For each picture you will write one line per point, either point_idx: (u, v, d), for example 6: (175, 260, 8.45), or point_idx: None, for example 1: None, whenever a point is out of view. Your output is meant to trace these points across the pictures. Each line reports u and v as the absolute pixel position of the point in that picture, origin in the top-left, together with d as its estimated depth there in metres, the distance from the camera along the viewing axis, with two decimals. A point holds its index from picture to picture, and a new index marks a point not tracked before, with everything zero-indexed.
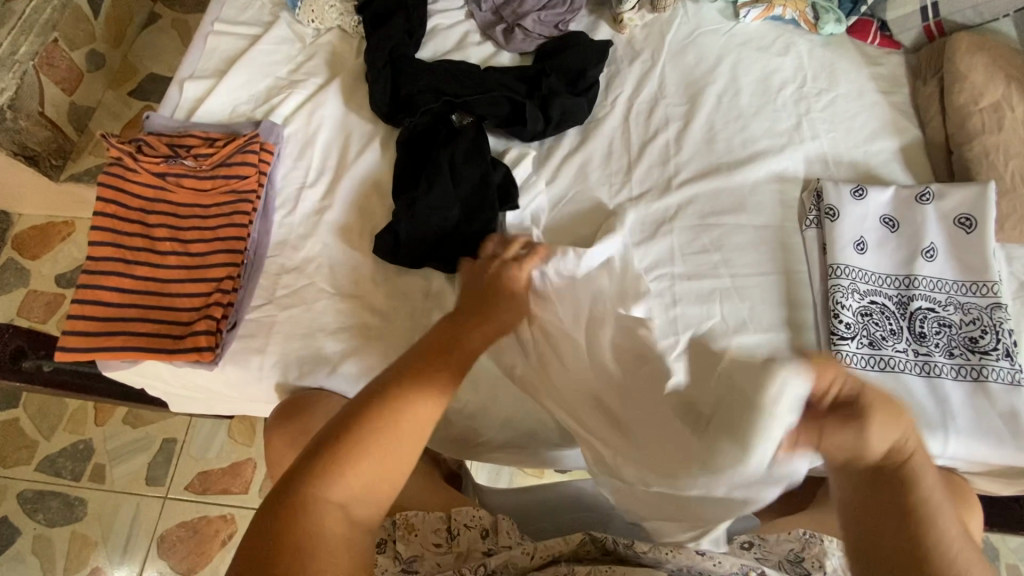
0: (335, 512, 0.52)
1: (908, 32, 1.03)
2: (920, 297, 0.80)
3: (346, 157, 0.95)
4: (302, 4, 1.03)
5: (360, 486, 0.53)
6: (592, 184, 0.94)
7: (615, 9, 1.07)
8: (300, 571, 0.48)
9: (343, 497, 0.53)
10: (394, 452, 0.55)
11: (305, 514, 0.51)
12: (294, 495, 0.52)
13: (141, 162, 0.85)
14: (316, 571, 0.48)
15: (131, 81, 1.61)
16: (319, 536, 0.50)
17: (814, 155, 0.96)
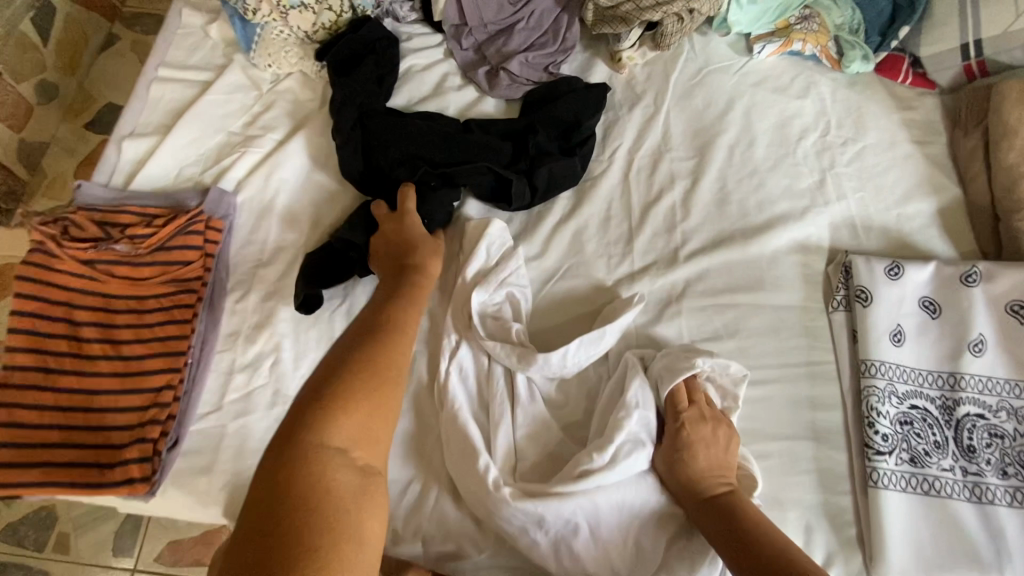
0: (338, 457, 0.49)
1: (945, 71, 0.91)
2: (968, 401, 0.70)
3: (308, 228, 0.83)
4: (256, 46, 0.90)
5: (358, 429, 0.52)
6: (588, 257, 0.83)
7: (613, 47, 0.94)
8: (316, 518, 0.45)
9: (344, 442, 0.51)
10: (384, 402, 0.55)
11: (305, 464, 0.47)
12: (298, 448, 0.49)
13: (66, 248, 0.73)
14: (332, 513, 0.45)
15: (88, 112, 1.48)
16: (326, 486, 0.47)
17: (841, 219, 0.84)
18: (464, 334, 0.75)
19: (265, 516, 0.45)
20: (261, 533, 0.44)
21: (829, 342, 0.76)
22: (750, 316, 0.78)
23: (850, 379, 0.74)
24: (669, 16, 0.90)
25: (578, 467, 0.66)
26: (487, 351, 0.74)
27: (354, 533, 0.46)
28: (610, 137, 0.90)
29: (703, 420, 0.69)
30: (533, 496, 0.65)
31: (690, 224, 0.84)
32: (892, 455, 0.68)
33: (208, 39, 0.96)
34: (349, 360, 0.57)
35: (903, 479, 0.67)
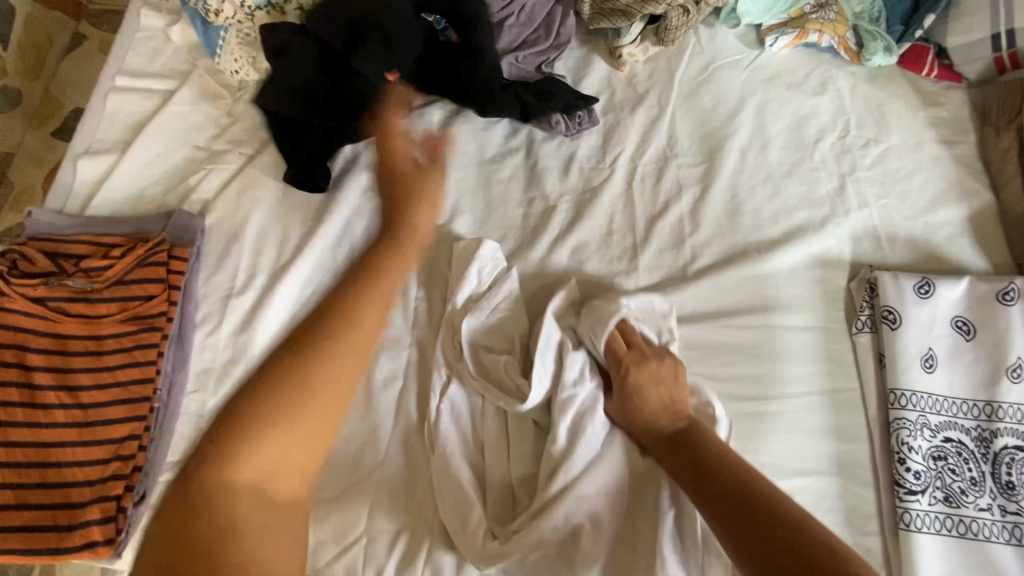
0: (248, 487, 0.51)
1: (974, 63, 0.83)
2: (1006, 433, 0.64)
3: (283, 251, 0.76)
4: (221, 51, 0.82)
5: (272, 461, 0.52)
6: (589, 276, 0.76)
7: (612, 43, 0.87)
8: (215, 545, 0.48)
9: (256, 473, 0.52)
10: (310, 428, 0.54)
11: (215, 494, 0.50)
12: (215, 446, 0.52)
13: (14, 285, 0.66)
14: (234, 548, 0.48)
15: (55, 118, 1.40)
16: (227, 522, 0.49)
17: (863, 229, 0.77)
18: (454, 369, 0.69)
19: (259, 428, 0.53)
20: (262, 441, 0.52)
21: (853, 366, 0.70)
22: (769, 339, 0.71)
23: (877, 408, 0.68)
24: (674, 9, 0.83)
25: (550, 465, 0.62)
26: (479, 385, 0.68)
27: (256, 561, 0.48)
28: (611, 142, 0.83)
29: (646, 359, 0.66)
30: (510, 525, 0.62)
31: (700, 238, 0.77)
32: (924, 494, 0.62)
33: (171, 42, 0.88)
34: (271, 370, 0.56)
35: (937, 520, 0.62)
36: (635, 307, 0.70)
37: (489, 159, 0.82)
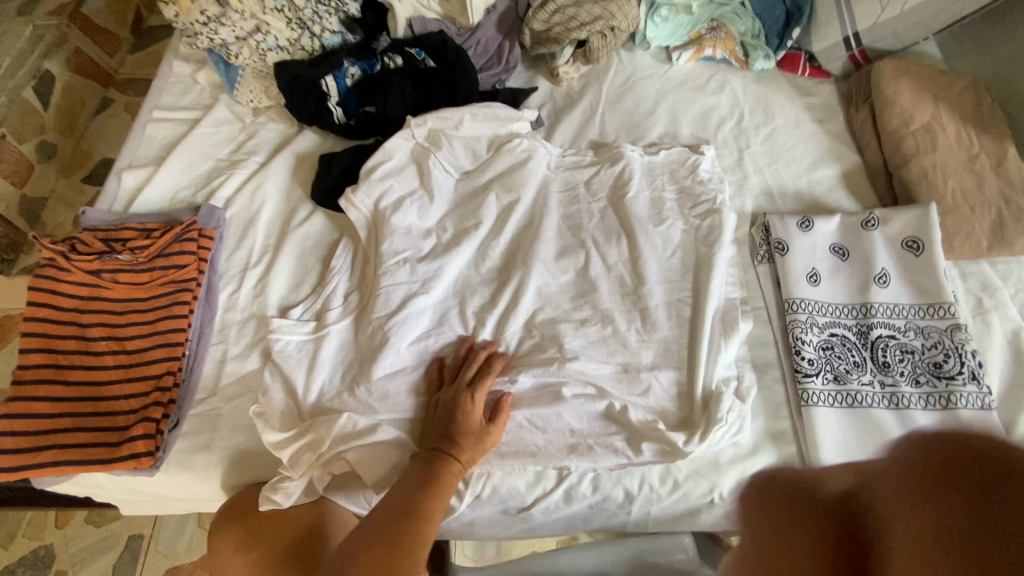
0: None
1: (835, 63, 1.06)
2: (880, 325, 0.80)
3: (289, 227, 0.94)
4: (239, 85, 1.03)
5: None
6: (552, 229, 0.91)
7: (550, 65, 1.08)
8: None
9: None
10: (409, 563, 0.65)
11: None
12: None
13: (74, 261, 0.83)
14: None
15: (85, 166, 1.62)
16: None
17: (759, 191, 0.96)
18: (461, 296, 0.87)
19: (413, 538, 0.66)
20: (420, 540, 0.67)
21: (756, 289, 0.87)
22: (707, 272, 0.85)
23: (778, 317, 0.84)
24: (594, 35, 1.03)
25: (513, 291, 0.86)
26: (462, 288, 0.88)
27: None
28: (553, 139, 1.03)
29: (620, 275, 0.87)
30: (528, 285, 0.86)
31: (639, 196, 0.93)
32: (818, 376, 0.78)
33: (197, 83, 1.09)
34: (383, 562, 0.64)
35: (830, 396, 0.77)
36: (558, 206, 0.93)
37: (479, 167, 0.96)
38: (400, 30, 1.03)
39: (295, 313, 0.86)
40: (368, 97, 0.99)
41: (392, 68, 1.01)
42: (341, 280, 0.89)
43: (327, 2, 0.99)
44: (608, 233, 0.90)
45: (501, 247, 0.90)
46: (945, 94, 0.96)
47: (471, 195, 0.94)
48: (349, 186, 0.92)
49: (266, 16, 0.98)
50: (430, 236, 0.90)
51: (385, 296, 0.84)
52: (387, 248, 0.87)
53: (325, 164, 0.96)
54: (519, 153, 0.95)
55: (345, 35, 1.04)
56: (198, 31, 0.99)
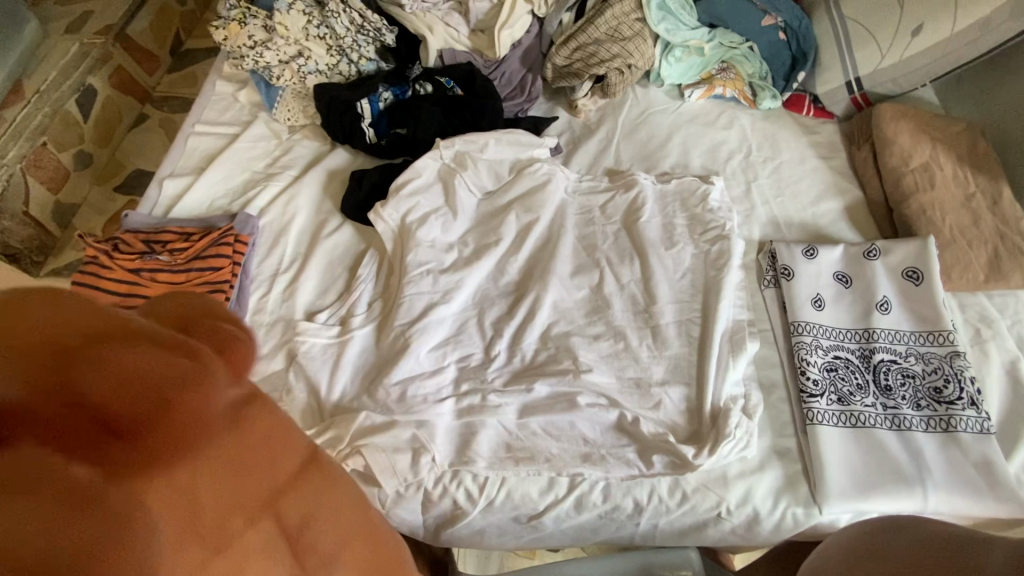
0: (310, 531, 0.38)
1: (838, 105, 1.12)
2: (881, 349, 0.83)
3: (318, 237, 0.99)
4: (279, 104, 1.10)
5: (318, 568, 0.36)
6: (568, 247, 0.95)
7: (570, 97, 1.15)
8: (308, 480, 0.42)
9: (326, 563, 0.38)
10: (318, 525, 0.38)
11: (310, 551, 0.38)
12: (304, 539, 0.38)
13: (117, 260, 0.89)
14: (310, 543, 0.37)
15: (117, 176, 1.69)
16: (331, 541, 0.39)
17: (766, 220, 1.01)
18: (480, 308, 0.91)
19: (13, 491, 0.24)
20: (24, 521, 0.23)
21: (763, 312, 0.91)
22: (716, 294, 0.89)
23: (784, 339, 0.88)
24: (613, 71, 1.10)
25: (530, 304, 0.90)
26: (482, 300, 0.92)
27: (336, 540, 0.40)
28: (571, 166, 1.09)
29: (633, 293, 0.91)
30: (545, 299, 0.90)
31: (652, 220, 0.98)
32: (823, 396, 0.81)
33: (237, 101, 1.16)
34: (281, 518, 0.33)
35: (834, 416, 0.79)
36: (575, 226, 0.98)
37: (500, 188, 1.01)
38: (431, 60, 1.11)
39: (321, 318, 0.90)
40: (400, 119, 1.05)
41: (423, 94, 1.07)
42: (365, 288, 0.93)
43: (365, 32, 1.07)
44: (622, 254, 0.95)
45: (519, 263, 0.95)
46: (942, 137, 1.02)
47: (492, 213, 0.99)
48: (379, 202, 0.98)
49: (309, 42, 1.07)
50: (453, 250, 0.95)
51: (407, 304, 0.89)
52: (412, 259, 0.92)
53: (356, 179, 1.02)
54: (539, 176, 1.01)
55: (380, 62, 1.12)
56: (244, 54, 1.06)
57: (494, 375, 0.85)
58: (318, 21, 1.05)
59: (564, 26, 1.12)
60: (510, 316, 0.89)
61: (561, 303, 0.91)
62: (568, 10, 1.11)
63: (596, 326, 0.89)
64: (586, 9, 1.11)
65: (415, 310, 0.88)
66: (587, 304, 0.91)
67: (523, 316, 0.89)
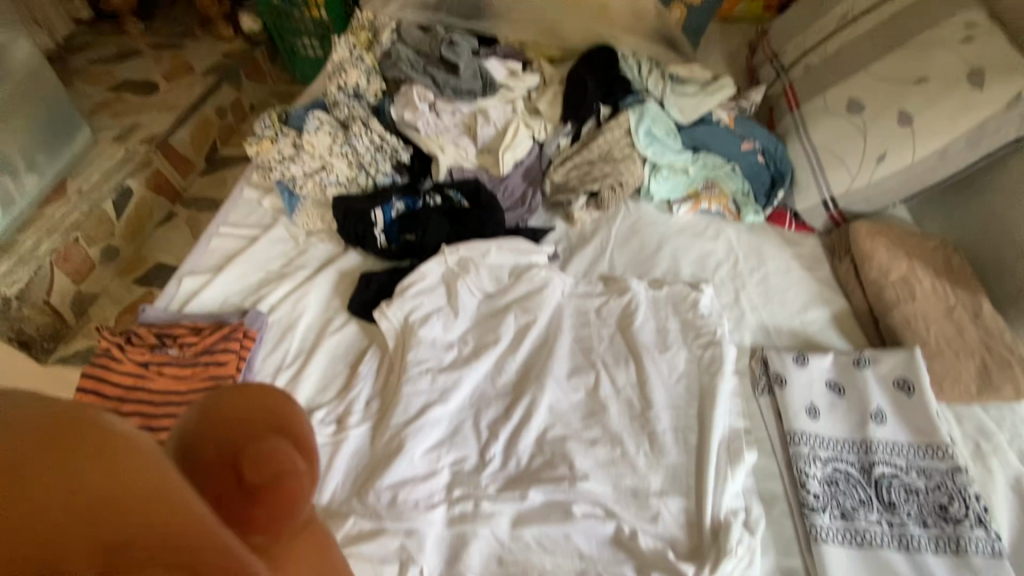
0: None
1: (818, 220, 1.21)
2: (881, 463, 0.82)
3: (323, 334, 1.02)
4: (299, 210, 1.20)
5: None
6: (565, 349, 0.98)
7: (567, 208, 1.24)
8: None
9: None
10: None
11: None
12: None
13: (129, 352, 0.93)
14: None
15: (139, 270, 1.76)
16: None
17: (757, 327, 1.04)
18: (477, 408, 0.92)
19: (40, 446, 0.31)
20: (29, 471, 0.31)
21: (759, 420, 0.91)
22: (711, 400, 0.90)
23: (782, 449, 0.87)
24: (605, 187, 1.20)
25: (526, 405, 0.90)
26: (479, 401, 0.93)
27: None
28: (568, 271, 1.16)
29: (628, 397, 0.92)
30: (540, 401, 0.91)
31: (646, 325, 1.01)
32: (825, 511, 0.78)
33: (261, 207, 1.26)
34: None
35: (839, 533, 0.77)
36: (573, 328, 1.02)
37: (499, 290, 1.06)
38: (440, 175, 1.20)
39: (318, 415, 0.91)
40: (409, 226, 1.14)
41: (433, 205, 1.17)
42: (365, 386, 0.95)
43: (383, 151, 1.20)
44: (617, 357, 0.97)
45: (517, 363, 0.97)
46: (918, 252, 1.08)
47: (492, 315, 1.03)
48: (384, 301, 1.03)
49: (331, 158, 1.18)
50: (452, 349, 0.98)
51: (404, 403, 0.90)
52: (412, 358, 0.94)
53: (365, 280, 1.07)
54: (536, 280, 1.06)
55: (396, 175, 1.23)
56: (273, 166, 1.18)
57: (488, 479, 0.84)
58: (343, 141, 1.19)
59: (561, 148, 1.26)
60: (507, 417, 0.90)
61: (557, 406, 0.92)
62: (564, 136, 1.25)
63: (591, 430, 0.89)
64: (582, 134, 1.26)
65: (413, 409, 0.89)
66: (583, 407, 0.92)
67: (518, 418, 0.90)
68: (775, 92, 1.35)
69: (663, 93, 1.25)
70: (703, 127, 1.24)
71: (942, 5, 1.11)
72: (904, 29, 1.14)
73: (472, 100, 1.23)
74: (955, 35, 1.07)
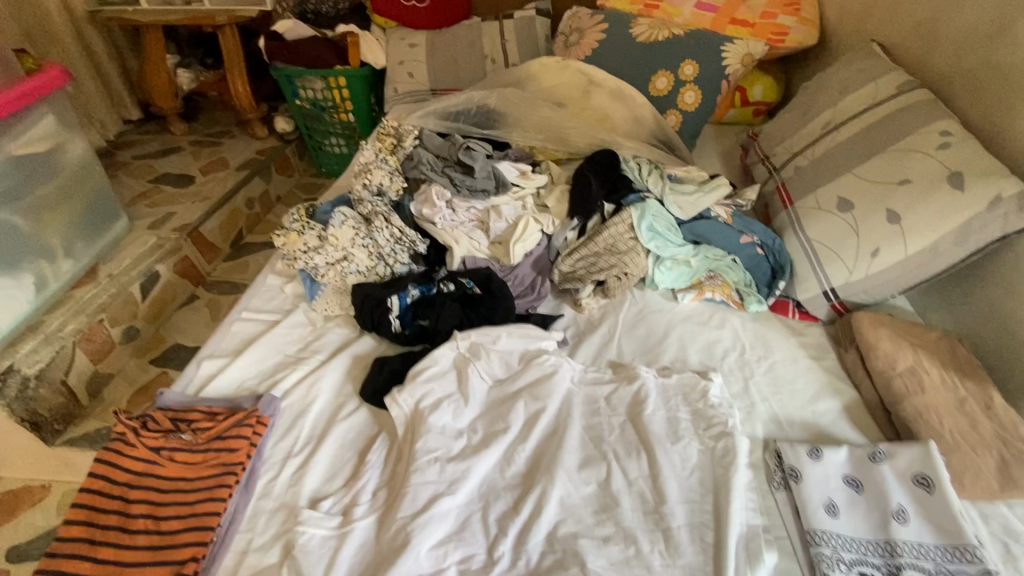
0: None
1: (821, 310, 1.24)
2: (908, 566, 0.79)
3: (336, 419, 1.03)
4: (319, 297, 1.25)
5: None
6: (575, 437, 0.98)
7: (575, 295, 1.30)
8: None
9: None
10: None
11: None
12: None
13: (143, 437, 0.94)
14: None
15: (156, 350, 1.81)
16: None
17: (768, 417, 1.04)
18: (487, 500, 0.90)
19: None
20: None
21: (777, 517, 0.88)
22: (726, 495, 0.88)
23: (802, 549, 0.84)
24: (611, 277, 1.26)
25: (538, 498, 0.89)
26: (488, 492, 0.92)
27: None
28: (577, 357, 1.18)
29: (641, 490, 0.90)
30: (553, 494, 0.89)
31: (656, 413, 1.01)
32: None
33: (282, 292, 1.32)
34: None
35: None
36: (580, 413, 1.03)
37: (508, 376, 1.08)
38: (455, 264, 1.28)
39: (324, 505, 0.90)
40: (423, 312, 1.19)
41: (446, 293, 1.22)
42: (372, 474, 0.94)
43: (402, 243, 1.28)
44: (631, 452, 0.95)
45: (527, 451, 0.96)
46: (922, 342, 1.09)
47: (501, 400, 1.04)
48: (395, 387, 1.04)
49: (353, 249, 1.25)
50: (461, 436, 0.98)
51: (412, 494, 0.88)
52: (421, 446, 0.94)
53: (378, 364, 1.10)
54: (546, 366, 1.08)
55: (413, 265, 1.31)
56: (297, 256, 1.25)
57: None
58: (364, 234, 1.27)
59: (568, 241, 1.32)
60: (517, 510, 0.88)
61: (567, 499, 0.90)
62: (572, 229, 1.32)
63: (603, 526, 0.86)
64: (588, 229, 1.32)
65: (422, 501, 0.87)
66: (591, 504, 0.89)
67: (528, 510, 0.88)
68: (768, 189, 1.45)
69: (663, 191, 1.33)
70: (703, 222, 1.31)
71: (915, 117, 1.22)
72: (883, 136, 1.25)
73: (485, 198, 1.32)
74: (933, 142, 1.16)
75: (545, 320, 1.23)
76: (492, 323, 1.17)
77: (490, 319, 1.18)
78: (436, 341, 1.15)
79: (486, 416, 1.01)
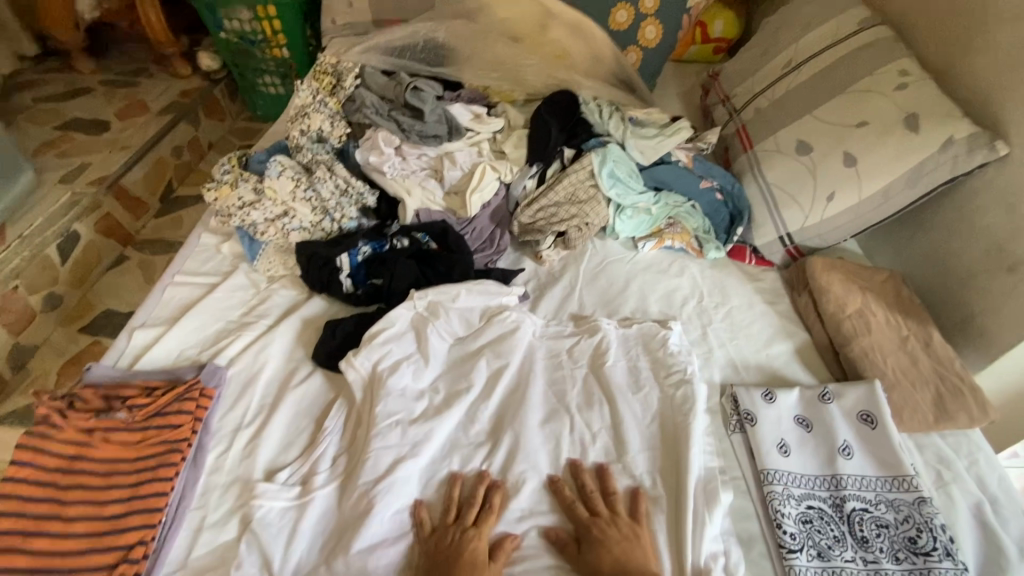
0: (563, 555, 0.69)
1: (776, 255, 1.26)
2: (852, 498, 0.84)
3: (289, 386, 0.98)
4: (261, 257, 1.16)
5: None
6: (539, 391, 0.97)
7: (535, 248, 1.25)
8: None
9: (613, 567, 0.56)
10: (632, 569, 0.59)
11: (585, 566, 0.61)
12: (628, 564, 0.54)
13: (70, 418, 0.87)
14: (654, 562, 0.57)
15: (85, 317, 1.66)
16: None
17: (725, 363, 1.06)
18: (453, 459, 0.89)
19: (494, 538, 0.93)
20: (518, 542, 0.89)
21: (733, 459, 0.92)
22: (685, 440, 0.90)
23: (757, 488, 0.87)
24: (572, 228, 1.22)
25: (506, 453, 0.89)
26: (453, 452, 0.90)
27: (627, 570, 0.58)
28: (538, 312, 1.15)
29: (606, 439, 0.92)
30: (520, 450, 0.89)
31: (618, 364, 1.02)
32: (802, 552, 0.79)
33: (219, 253, 1.21)
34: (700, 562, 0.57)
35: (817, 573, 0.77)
36: (544, 367, 1.01)
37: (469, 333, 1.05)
38: (408, 218, 1.20)
39: (281, 476, 0.86)
40: (376, 271, 1.12)
41: (399, 249, 1.16)
42: (330, 442, 0.90)
43: (348, 196, 1.19)
44: (593, 403, 0.96)
45: (491, 408, 0.95)
46: (871, 284, 1.13)
47: (463, 359, 1.01)
48: (351, 351, 0.99)
49: (294, 203, 1.15)
50: (422, 397, 0.95)
51: (374, 459, 0.85)
52: (381, 409, 0.91)
53: (330, 327, 1.04)
54: (508, 322, 1.05)
55: (362, 220, 1.22)
56: (232, 213, 1.14)
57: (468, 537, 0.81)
58: (306, 185, 1.16)
59: (528, 190, 1.25)
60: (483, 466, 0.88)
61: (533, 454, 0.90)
62: (531, 177, 1.25)
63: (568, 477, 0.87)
64: (547, 176, 1.26)
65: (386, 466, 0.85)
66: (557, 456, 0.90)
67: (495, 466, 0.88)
68: (729, 132, 1.41)
69: (624, 135, 1.28)
70: (663, 168, 1.28)
71: (874, 56, 1.20)
72: (843, 76, 1.23)
73: (437, 144, 1.23)
74: (891, 82, 1.15)
75: (504, 274, 1.19)
76: (451, 279, 1.12)
77: (449, 275, 1.13)
78: (391, 301, 1.09)
79: (447, 376, 0.99)
